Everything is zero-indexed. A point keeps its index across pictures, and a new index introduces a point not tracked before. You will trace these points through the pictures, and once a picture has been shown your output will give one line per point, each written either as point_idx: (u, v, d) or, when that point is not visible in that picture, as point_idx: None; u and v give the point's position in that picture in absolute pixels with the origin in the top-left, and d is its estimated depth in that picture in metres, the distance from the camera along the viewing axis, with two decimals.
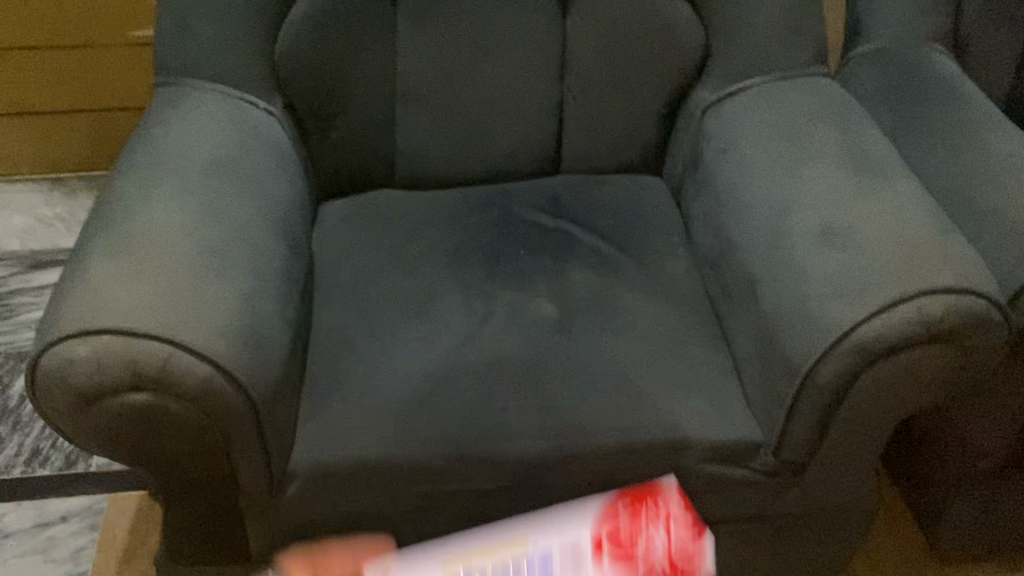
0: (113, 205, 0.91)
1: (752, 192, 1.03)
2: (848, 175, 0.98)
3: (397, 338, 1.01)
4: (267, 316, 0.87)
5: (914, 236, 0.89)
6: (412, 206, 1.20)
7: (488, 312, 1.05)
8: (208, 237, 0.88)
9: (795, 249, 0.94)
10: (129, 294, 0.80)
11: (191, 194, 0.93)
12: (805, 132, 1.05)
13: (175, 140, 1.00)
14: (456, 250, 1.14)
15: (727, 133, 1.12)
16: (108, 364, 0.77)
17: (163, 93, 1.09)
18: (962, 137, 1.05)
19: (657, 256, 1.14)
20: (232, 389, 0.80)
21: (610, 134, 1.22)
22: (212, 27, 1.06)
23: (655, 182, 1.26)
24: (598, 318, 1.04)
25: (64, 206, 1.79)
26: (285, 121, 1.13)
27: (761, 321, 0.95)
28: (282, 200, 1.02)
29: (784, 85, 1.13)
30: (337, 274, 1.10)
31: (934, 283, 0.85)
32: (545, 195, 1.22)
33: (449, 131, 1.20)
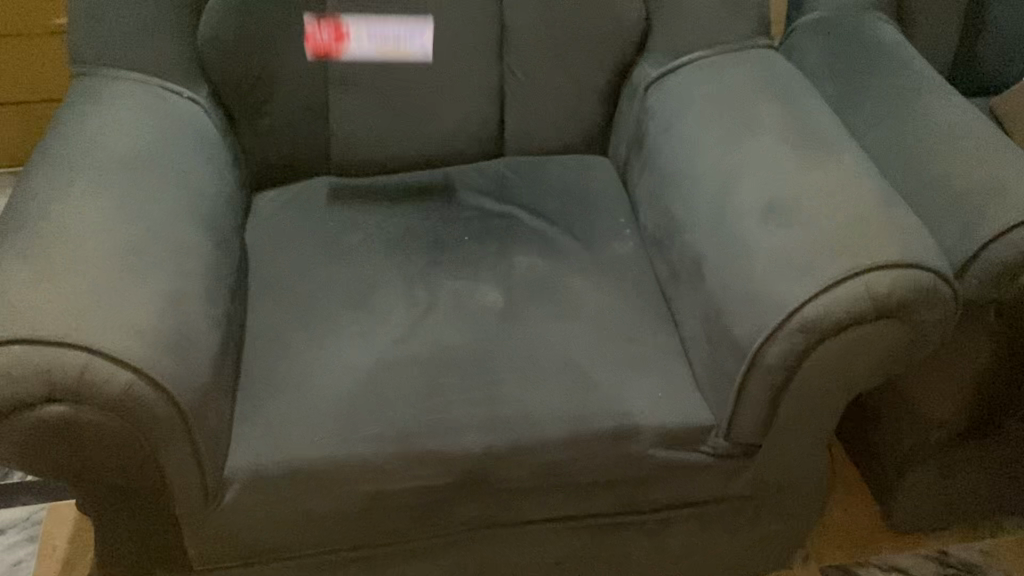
0: (23, 205, 0.86)
1: (695, 169, 1.01)
2: (793, 149, 0.96)
3: (336, 332, 0.98)
4: (193, 316, 0.83)
5: (859, 209, 0.88)
6: (351, 194, 1.16)
7: (431, 302, 1.02)
8: (126, 237, 0.84)
9: (739, 226, 0.92)
10: (41, 300, 0.75)
11: (109, 190, 0.88)
12: (749, 106, 1.03)
13: (93, 133, 0.95)
14: (397, 238, 1.10)
15: (669, 109, 1.09)
16: (20, 377, 0.72)
17: (78, 85, 1.03)
18: (907, 107, 1.03)
19: (604, 237, 1.11)
20: (157, 396, 0.76)
21: (553, 113, 1.19)
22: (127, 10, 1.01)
23: (600, 162, 1.23)
24: (544, 304, 1.01)
25: None
26: (211, 111, 1.08)
27: (707, 300, 0.93)
28: (209, 195, 0.97)
29: (727, 58, 1.11)
30: (274, 268, 1.06)
31: (881, 259, 0.83)
32: (488, 178, 1.19)
33: (386, 115, 1.16)
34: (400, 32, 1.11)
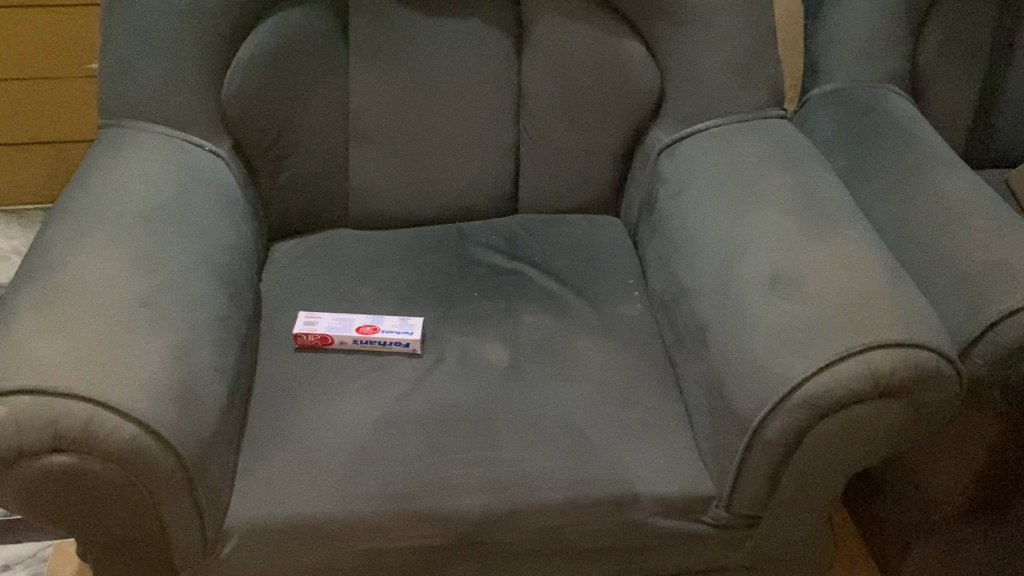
0: (44, 255, 0.89)
1: (704, 237, 1.02)
2: (800, 222, 0.97)
3: (343, 385, 0.99)
4: (199, 369, 0.85)
5: (863, 286, 0.88)
6: (366, 248, 1.18)
7: (438, 358, 1.03)
8: (139, 290, 0.86)
9: (744, 298, 0.93)
10: (53, 352, 0.77)
11: (126, 242, 0.90)
12: (759, 176, 1.04)
13: (115, 185, 0.97)
14: (408, 292, 1.12)
15: (681, 176, 1.11)
16: (28, 428, 0.73)
17: (105, 136, 1.07)
18: (915, 182, 1.04)
19: (611, 299, 1.12)
20: (160, 448, 0.77)
21: (567, 174, 1.21)
22: (154, 66, 1.04)
23: (611, 223, 1.25)
24: (550, 366, 1.02)
25: (21, 239, 1.78)
26: (233, 164, 1.11)
27: (710, 369, 0.94)
28: (224, 249, 1.00)
29: (739, 127, 1.12)
30: (286, 318, 1.07)
31: (882, 337, 0.83)
32: (501, 235, 1.21)
33: (403, 171, 1.19)
34: (389, 330, 1.04)
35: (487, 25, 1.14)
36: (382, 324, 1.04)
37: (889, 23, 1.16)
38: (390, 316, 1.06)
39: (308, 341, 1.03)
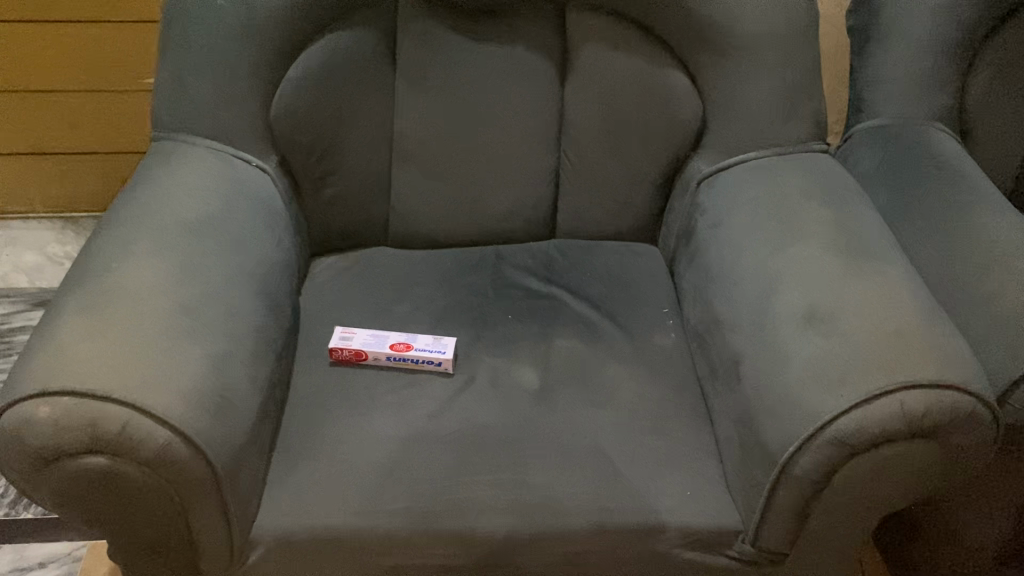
0: (92, 261, 0.91)
1: (740, 269, 1.02)
2: (838, 257, 0.96)
3: (374, 401, 1.00)
4: (235, 378, 0.87)
5: (899, 325, 0.87)
6: (404, 266, 1.20)
7: (469, 378, 1.04)
8: (180, 300, 0.88)
9: (778, 332, 0.92)
10: (94, 356, 0.79)
11: (171, 252, 0.93)
12: (798, 211, 1.04)
13: (163, 196, 1.00)
14: (443, 312, 1.13)
15: (720, 207, 1.10)
16: (66, 428, 0.76)
17: (157, 148, 1.10)
18: (959, 221, 1.03)
19: (645, 326, 1.12)
20: (192, 454, 0.79)
21: (606, 200, 1.22)
22: (206, 82, 1.07)
23: (648, 251, 1.25)
24: (581, 391, 1.02)
25: (74, 245, 1.83)
26: (279, 180, 1.13)
27: (741, 402, 0.93)
28: (265, 263, 1.02)
29: (780, 161, 1.12)
30: (322, 333, 1.09)
31: (917, 377, 0.82)
32: (538, 259, 1.22)
33: (444, 192, 1.20)
34: (422, 349, 1.05)
35: (533, 51, 1.16)
36: (415, 343, 1.05)
37: (939, 60, 1.15)
38: (424, 336, 1.07)
39: (343, 356, 1.04)
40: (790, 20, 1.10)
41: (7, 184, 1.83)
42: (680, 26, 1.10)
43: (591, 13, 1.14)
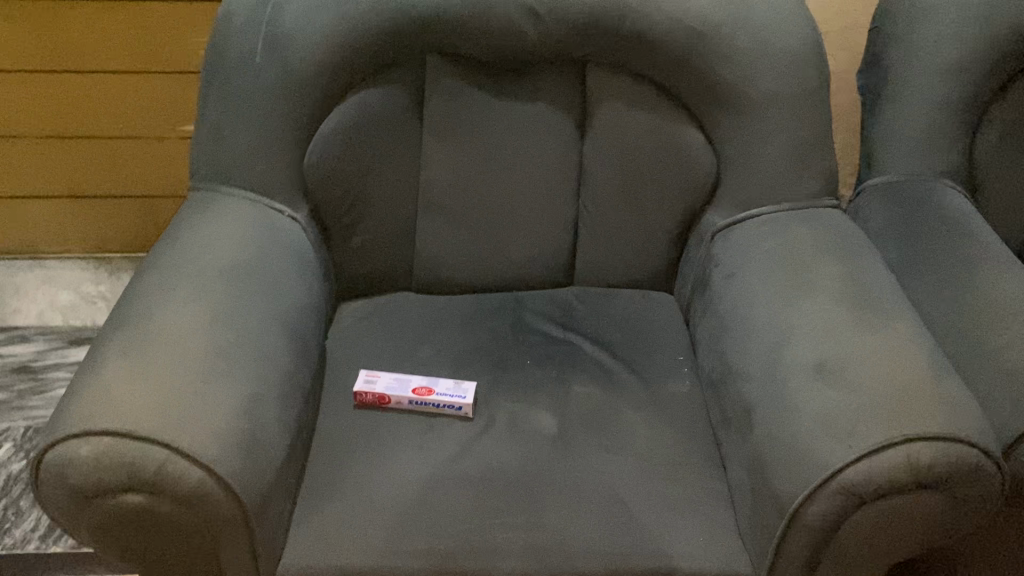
0: (132, 306, 0.96)
1: (753, 320, 1.05)
2: (848, 310, 0.99)
3: (397, 443, 1.04)
4: (265, 420, 0.91)
5: (907, 378, 0.90)
6: (428, 312, 1.25)
7: (489, 423, 1.07)
8: (215, 344, 0.92)
9: (789, 383, 0.95)
10: (134, 397, 0.84)
11: (207, 299, 0.98)
12: (809, 264, 1.07)
13: (200, 245, 1.05)
14: (464, 357, 1.17)
15: (734, 259, 1.14)
16: (106, 467, 0.80)
17: (195, 197, 1.16)
18: (967, 276, 1.06)
19: (661, 374, 1.15)
20: (224, 493, 0.83)
21: (623, 250, 1.26)
22: (244, 136, 1.13)
23: (664, 300, 1.29)
24: (597, 436, 1.05)
25: (107, 285, 1.89)
26: (310, 228, 1.18)
27: (752, 450, 0.96)
28: (295, 308, 1.06)
29: (793, 216, 1.16)
30: (348, 376, 1.13)
31: (923, 430, 0.84)
32: (557, 306, 1.26)
33: (467, 241, 1.25)
34: (443, 393, 1.08)
35: (554, 107, 1.20)
36: (437, 388, 1.09)
37: (948, 119, 1.19)
38: (445, 381, 1.10)
39: (366, 399, 1.08)
40: (803, 80, 1.14)
41: (45, 225, 1.90)
42: (697, 85, 1.15)
43: (611, 72, 1.19)
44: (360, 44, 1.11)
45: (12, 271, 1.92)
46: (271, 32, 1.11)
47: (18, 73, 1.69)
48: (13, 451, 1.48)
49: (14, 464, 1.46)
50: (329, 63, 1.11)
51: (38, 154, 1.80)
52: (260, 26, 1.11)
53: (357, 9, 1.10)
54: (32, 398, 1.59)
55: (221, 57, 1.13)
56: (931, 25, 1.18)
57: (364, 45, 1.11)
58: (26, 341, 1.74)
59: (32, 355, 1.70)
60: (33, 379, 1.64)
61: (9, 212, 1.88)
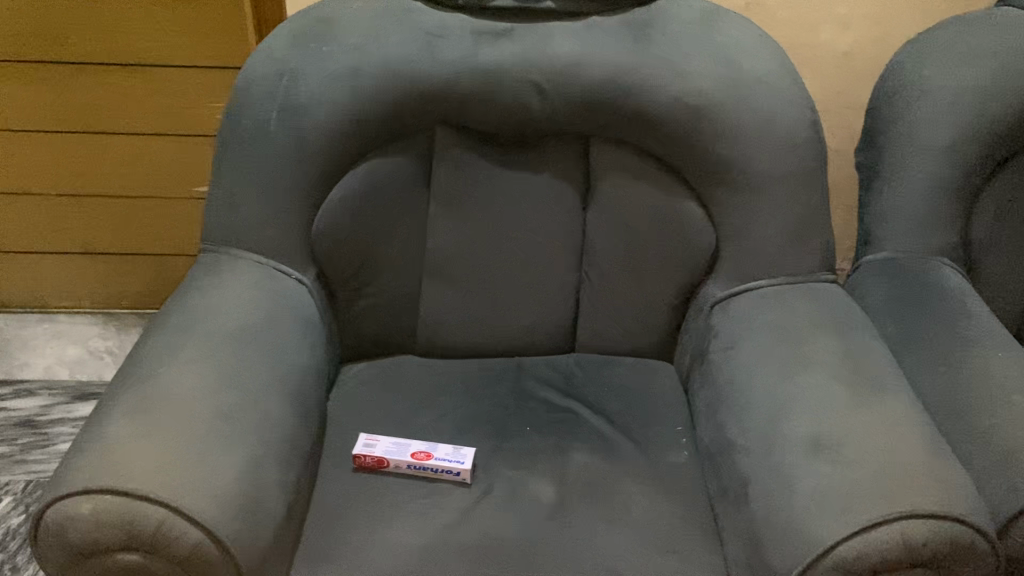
0: (139, 366, 0.98)
1: (750, 393, 1.06)
2: (843, 386, 1.00)
3: (394, 508, 1.04)
4: (266, 483, 0.91)
5: (902, 455, 0.90)
6: (430, 376, 1.26)
7: (487, 490, 1.07)
8: (218, 406, 0.94)
9: (785, 457, 0.96)
10: (136, 457, 0.85)
11: (213, 360, 0.99)
12: (806, 339, 1.09)
13: (209, 306, 1.08)
14: (464, 423, 1.18)
15: (733, 332, 1.16)
16: (106, 525, 0.80)
17: (206, 259, 1.19)
18: (963, 354, 1.07)
19: (659, 444, 1.16)
20: (222, 555, 0.83)
21: (624, 319, 1.28)
22: (255, 203, 1.16)
23: (664, 370, 1.30)
24: (594, 506, 1.05)
25: (115, 340, 1.91)
26: (317, 291, 1.21)
27: (748, 524, 0.96)
28: (298, 371, 1.08)
29: (790, 290, 1.18)
30: (349, 438, 1.14)
31: (918, 508, 0.85)
32: (557, 373, 1.28)
33: (470, 307, 1.27)
34: (441, 458, 1.09)
35: (558, 179, 1.23)
36: (435, 453, 1.10)
37: (943, 199, 1.22)
38: (443, 446, 1.11)
39: (365, 463, 1.09)
40: (801, 159, 1.17)
41: (58, 279, 1.95)
42: (697, 162, 1.18)
43: (613, 146, 1.22)
44: (372, 116, 1.15)
45: (23, 323, 1.95)
46: (286, 102, 1.14)
47: (37, 132, 1.74)
48: (12, 506, 1.49)
49: (13, 518, 1.46)
50: (340, 134, 1.14)
51: (55, 212, 1.85)
52: (275, 95, 1.15)
53: (370, 82, 1.14)
54: (35, 453, 1.60)
55: (236, 126, 1.17)
56: (926, 108, 1.22)
57: (376, 116, 1.15)
58: (32, 395, 1.75)
59: (38, 410, 1.71)
60: (37, 434, 1.65)
61: (24, 267, 1.93)
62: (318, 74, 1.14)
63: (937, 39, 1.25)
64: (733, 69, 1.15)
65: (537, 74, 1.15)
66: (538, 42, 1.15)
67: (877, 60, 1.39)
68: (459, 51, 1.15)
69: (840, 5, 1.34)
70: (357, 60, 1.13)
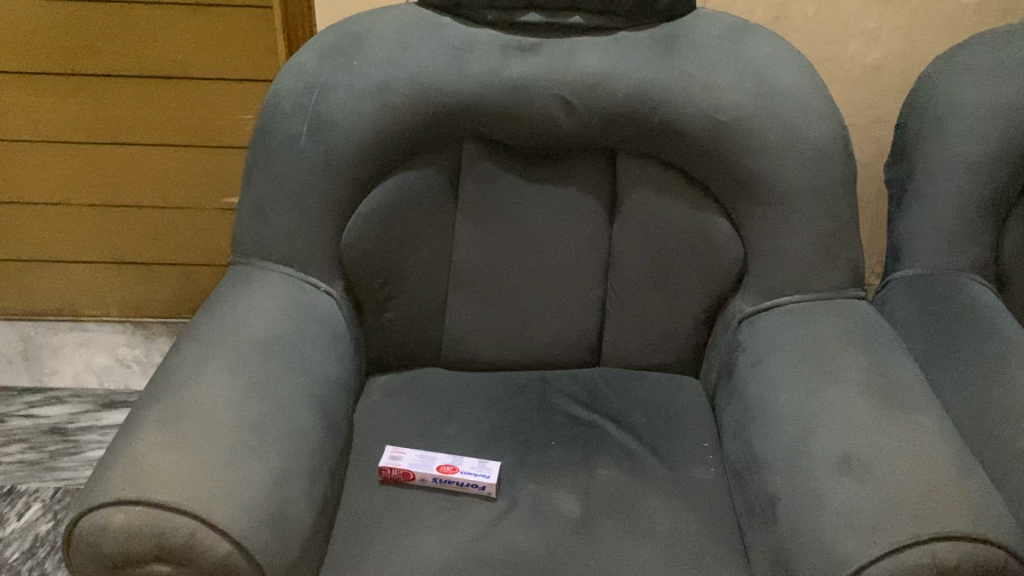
0: (169, 377, 0.99)
1: (778, 410, 1.05)
2: (873, 404, 0.99)
3: (420, 520, 1.04)
4: (293, 495, 0.92)
5: (933, 475, 0.89)
6: (455, 389, 1.27)
7: (512, 504, 1.07)
8: (247, 418, 0.95)
9: (813, 475, 0.95)
10: (168, 468, 0.86)
11: (243, 372, 1.00)
12: (835, 355, 1.08)
13: (238, 318, 1.09)
14: (489, 436, 1.18)
15: (761, 347, 1.15)
16: (137, 535, 0.81)
17: (235, 271, 1.20)
18: (996, 373, 1.06)
19: (685, 460, 1.15)
20: (250, 567, 0.84)
21: (650, 333, 1.28)
22: (285, 215, 1.17)
23: (690, 385, 1.30)
24: (620, 521, 1.05)
25: (142, 348, 1.93)
26: (344, 302, 1.22)
27: (776, 542, 0.95)
28: (326, 383, 1.08)
29: (818, 306, 1.17)
30: (375, 450, 1.15)
31: (949, 529, 0.84)
32: (583, 387, 1.28)
33: (496, 320, 1.28)
34: (467, 472, 1.09)
35: (584, 193, 1.23)
36: (461, 466, 1.10)
37: (974, 216, 1.21)
38: (469, 460, 1.11)
39: (391, 475, 1.09)
40: (831, 175, 1.16)
41: (87, 288, 1.97)
42: (725, 177, 1.17)
43: (641, 161, 1.22)
44: (400, 130, 1.16)
45: (52, 331, 1.98)
46: (316, 116, 1.15)
47: (70, 143, 1.77)
48: (41, 513, 1.50)
49: (42, 525, 1.48)
50: (369, 148, 1.15)
51: (85, 222, 1.88)
52: (306, 109, 1.16)
53: (399, 96, 1.14)
54: (63, 460, 1.62)
55: (266, 139, 1.18)
56: (957, 123, 1.21)
57: (404, 130, 1.16)
58: (61, 402, 1.77)
59: (66, 417, 1.73)
60: (66, 441, 1.66)
61: (53, 275, 1.95)
62: (348, 88, 1.15)
63: (968, 55, 1.24)
64: (761, 84, 1.15)
65: (565, 89, 1.16)
66: (566, 56, 1.16)
67: (906, 75, 1.39)
68: (487, 65, 1.15)
69: (869, 19, 1.33)
70: (386, 75, 1.14)
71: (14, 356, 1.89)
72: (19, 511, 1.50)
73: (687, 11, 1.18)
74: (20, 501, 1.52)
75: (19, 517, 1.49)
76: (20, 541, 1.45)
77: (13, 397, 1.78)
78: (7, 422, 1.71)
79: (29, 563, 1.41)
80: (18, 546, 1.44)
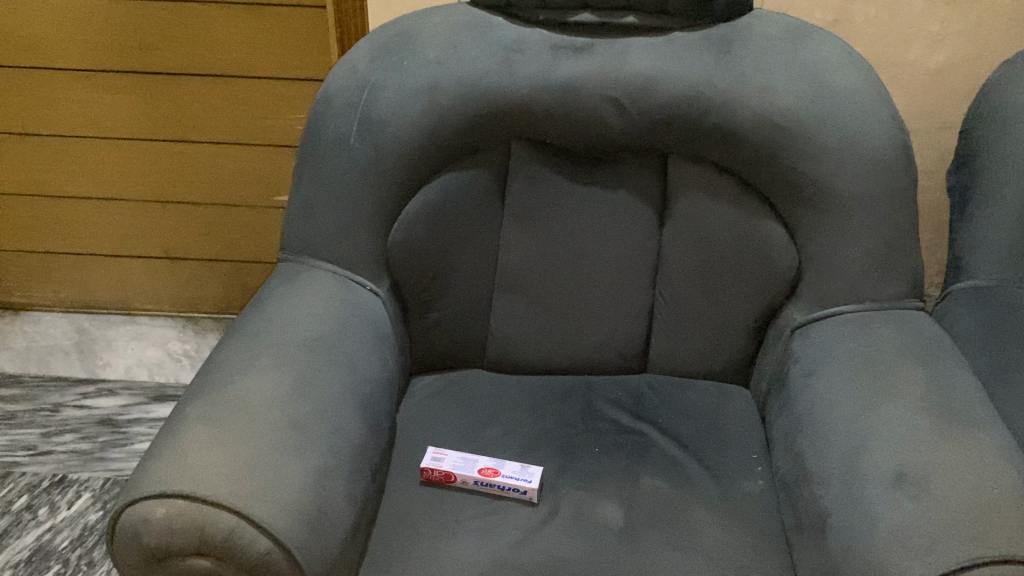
0: (216, 371, 1.00)
1: (831, 422, 1.02)
2: (931, 420, 0.96)
3: (460, 523, 1.03)
4: (334, 494, 0.92)
5: (995, 496, 0.85)
6: (499, 391, 1.26)
7: (553, 511, 1.05)
8: (290, 415, 0.95)
9: (866, 491, 0.92)
10: (210, 462, 0.86)
11: (288, 369, 1.01)
12: (892, 368, 1.04)
13: (285, 315, 1.09)
14: (532, 441, 1.16)
15: (814, 358, 1.12)
16: (178, 529, 0.82)
17: (284, 268, 1.20)
18: None
19: (732, 471, 1.12)
20: (288, 565, 0.84)
21: (699, 340, 1.26)
22: (332, 213, 1.17)
23: (739, 395, 1.27)
24: (663, 532, 1.02)
25: (192, 343, 1.96)
26: (390, 301, 1.21)
27: (825, 558, 0.92)
28: (370, 382, 1.08)
29: (875, 317, 1.14)
30: (417, 451, 1.14)
31: (1011, 553, 0.80)
32: (628, 393, 1.26)
33: (541, 322, 1.26)
34: (509, 476, 1.08)
35: (634, 196, 1.21)
36: (502, 470, 1.08)
37: None
38: (511, 463, 1.10)
39: (433, 477, 1.09)
40: (890, 181, 1.12)
41: (141, 282, 2.01)
42: (780, 182, 1.14)
43: (693, 164, 1.19)
44: (449, 129, 1.15)
45: (106, 324, 2.02)
46: (365, 115, 1.15)
47: (127, 140, 1.80)
48: (90, 502, 1.53)
49: (91, 514, 1.50)
50: (417, 148, 1.15)
51: (141, 217, 1.91)
52: (356, 107, 1.16)
53: (448, 95, 1.14)
54: (113, 451, 1.64)
55: (316, 137, 1.18)
56: None
57: (453, 130, 1.15)
58: (112, 394, 1.80)
59: (117, 409, 1.76)
60: (116, 432, 1.69)
61: (109, 269, 2.00)
62: (398, 88, 1.14)
63: None
64: (820, 87, 1.12)
65: (617, 90, 1.14)
66: (619, 57, 1.14)
67: (973, 79, 1.34)
68: (538, 65, 1.14)
69: (934, 23, 1.29)
70: (436, 74, 1.14)
71: (69, 348, 1.93)
72: (69, 499, 1.53)
73: (744, 11, 1.16)
74: (71, 490, 1.55)
75: (69, 506, 1.52)
76: (69, 529, 1.48)
77: (67, 388, 1.82)
78: (60, 412, 1.75)
79: (77, 551, 1.43)
80: (68, 534, 1.46)
